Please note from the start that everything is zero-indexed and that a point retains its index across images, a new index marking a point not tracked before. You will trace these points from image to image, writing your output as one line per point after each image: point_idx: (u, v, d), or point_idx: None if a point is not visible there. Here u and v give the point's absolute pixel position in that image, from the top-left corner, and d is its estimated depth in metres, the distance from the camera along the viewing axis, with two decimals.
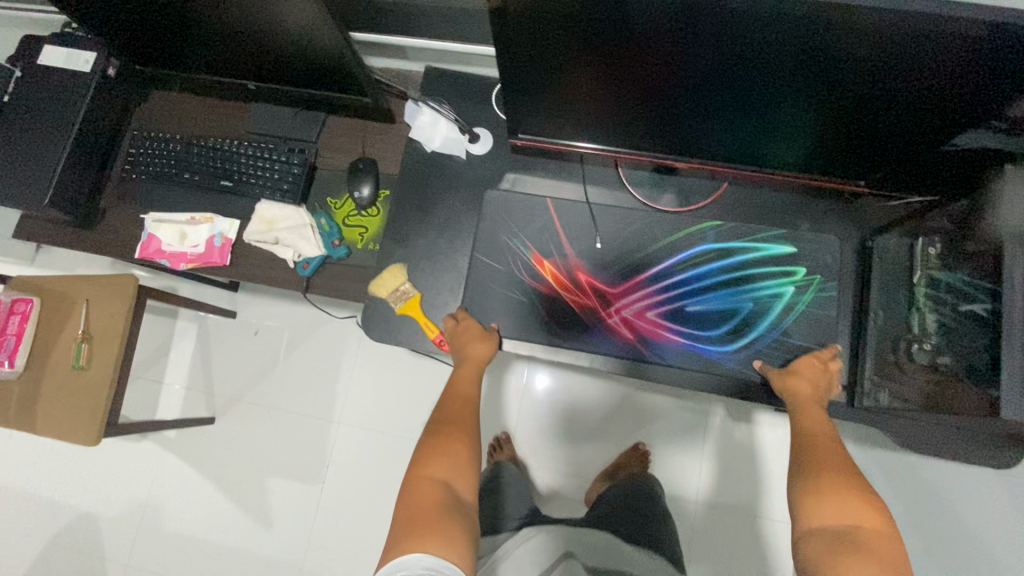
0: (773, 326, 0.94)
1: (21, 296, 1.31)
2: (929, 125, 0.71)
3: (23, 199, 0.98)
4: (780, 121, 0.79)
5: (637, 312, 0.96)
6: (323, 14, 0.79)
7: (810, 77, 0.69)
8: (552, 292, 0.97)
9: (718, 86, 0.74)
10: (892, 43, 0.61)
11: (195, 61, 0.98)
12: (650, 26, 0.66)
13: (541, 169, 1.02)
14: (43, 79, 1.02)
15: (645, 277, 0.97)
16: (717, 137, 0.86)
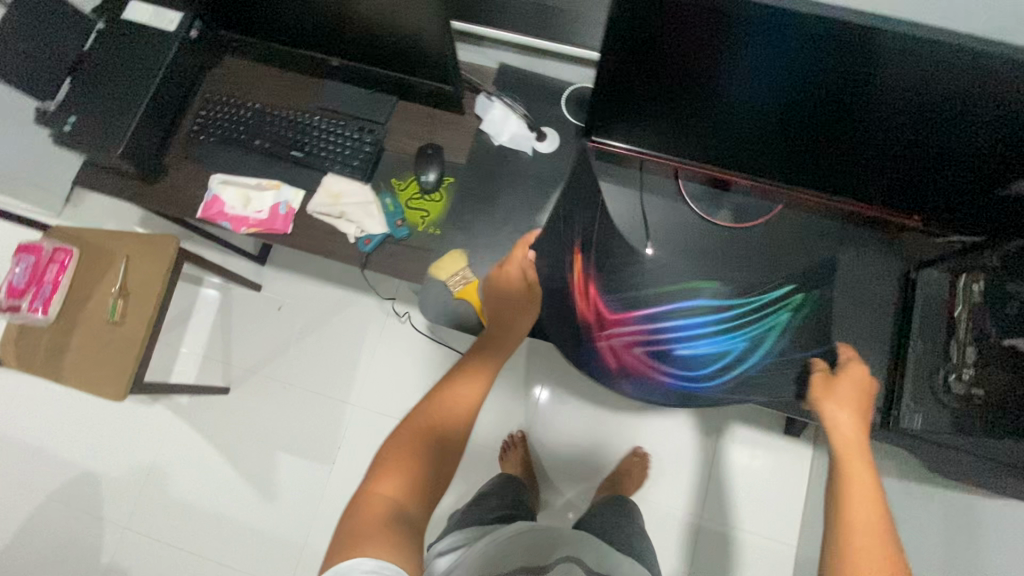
0: (762, 356, 0.95)
1: (62, 246, 1.31)
2: (968, 164, 0.77)
3: (95, 147, 1.00)
4: (825, 146, 0.84)
5: (625, 346, 0.97)
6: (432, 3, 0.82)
7: (856, 105, 0.75)
8: (574, 293, 0.96)
9: (770, 105, 0.80)
10: (937, 78, 0.67)
11: (285, 33, 1.02)
12: (721, 51, 0.72)
13: (603, 173, 1.06)
14: (127, 33, 1.04)
15: (638, 314, 1.00)
16: (765, 156, 0.91)
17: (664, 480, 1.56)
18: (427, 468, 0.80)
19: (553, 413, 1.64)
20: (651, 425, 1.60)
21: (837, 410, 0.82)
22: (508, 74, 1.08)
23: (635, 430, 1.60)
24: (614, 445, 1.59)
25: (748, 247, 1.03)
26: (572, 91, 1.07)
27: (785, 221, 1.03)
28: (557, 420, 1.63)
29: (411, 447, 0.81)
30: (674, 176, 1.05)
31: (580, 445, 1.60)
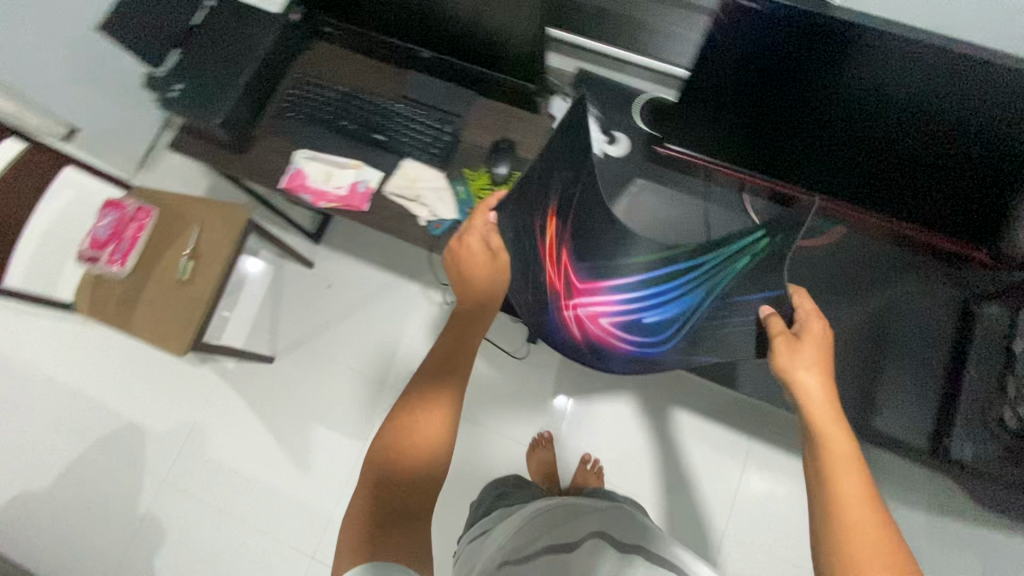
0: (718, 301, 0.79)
1: (143, 207, 1.40)
2: (974, 174, 0.81)
3: (196, 114, 1.06)
4: (884, 169, 0.87)
5: (590, 316, 0.78)
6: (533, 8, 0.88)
7: (918, 133, 0.78)
8: (541, 260, 0.78)
9: (832, 127, 0.84)
10: (1001, 111, 0.70)
11: (380, 23, 1.08)
12: (792, 71, 0.77)
13: (669, 180, 1.09)
14: (235, 12, 1.11)
15: (606, 281, 0.79)
16: (824, 176, 0.95)
17: (691, 492, 1.57)
18: (420, 465, 0.78)
19: (584, 414, 1.66)
20: (681, 436, 1.61)
21: (796, 346, 0.75)
22: (586, 80, 1.13)
23: (665, 439, 1.61)
24: (642, 452, 1.61)
25: (812, 268, 1.04)
26: (645, 99, 1.11)
27: (851, 243, 1.04)
28: (588, 422, 1.65)
29: (399, 445, 0.79)
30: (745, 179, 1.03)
31: (609, 448, 1.62)
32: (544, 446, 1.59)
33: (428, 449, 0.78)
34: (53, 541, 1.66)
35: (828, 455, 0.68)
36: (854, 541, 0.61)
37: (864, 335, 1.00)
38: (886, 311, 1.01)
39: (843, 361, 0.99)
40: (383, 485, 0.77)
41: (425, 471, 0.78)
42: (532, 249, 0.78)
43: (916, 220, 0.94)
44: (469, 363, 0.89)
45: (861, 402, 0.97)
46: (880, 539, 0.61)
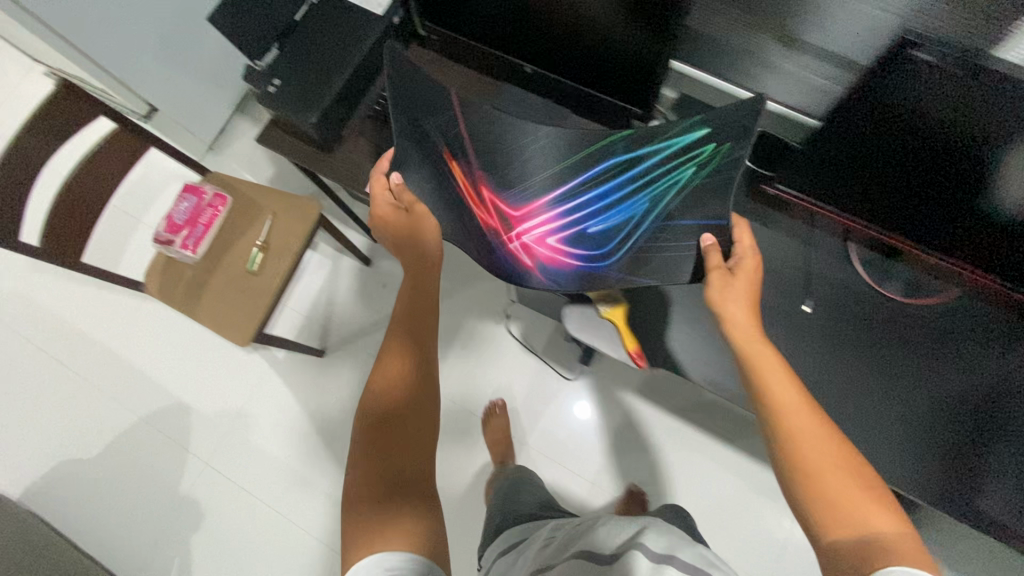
0: (657, 215, 0.86)
1: (219, 194, 1.40)
2: None
3: (293, 111, 1.05)
4: (973, 214, 0.80)
5: (538, 239, 0.91)
6: (661, 45, 0.85)
7: (993, 176, 0.72)
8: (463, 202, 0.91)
9: (904, 165, 0.80)
10: None
11: (492, 36, 1.05)
12: (855, 107, 0.76)
13: (766, 221, 1.05)
14: (339, 10, 1.10)
15: (546, 201, 0.92)
16: (917, 218, 0.88)
17: (737, 538, 1.51)
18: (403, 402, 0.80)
19: (631, 441, 1.62)
20: (729, 478, 1.56)
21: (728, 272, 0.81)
22: None
23: (711, 479, 1.56)
24: (688, 489, 1.56)
25: (917, 330, 0.98)
26: None
27: (959, 309, 0.98)
28: (635, 450, 1.61)
29: (380, 399, 0.81)
30: (766, 189, 1.02)
31: (653, 480, 1.58)
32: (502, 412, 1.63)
33: (413, 401, 0.81)
34: (94, 511, 1.68)
35: (763, 377, 0.73)
36: (802, 445, 0.66)
37: (968, 405, 0.93)
38: (997, 383, 0.93)
39: (946, 433, 0.92)
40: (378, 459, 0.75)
41: (419, 422, 0.80)
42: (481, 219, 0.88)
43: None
44: (429, 307, 0.95)
45: (964, 480, 0.89)
46: (825, 442, 0.66)
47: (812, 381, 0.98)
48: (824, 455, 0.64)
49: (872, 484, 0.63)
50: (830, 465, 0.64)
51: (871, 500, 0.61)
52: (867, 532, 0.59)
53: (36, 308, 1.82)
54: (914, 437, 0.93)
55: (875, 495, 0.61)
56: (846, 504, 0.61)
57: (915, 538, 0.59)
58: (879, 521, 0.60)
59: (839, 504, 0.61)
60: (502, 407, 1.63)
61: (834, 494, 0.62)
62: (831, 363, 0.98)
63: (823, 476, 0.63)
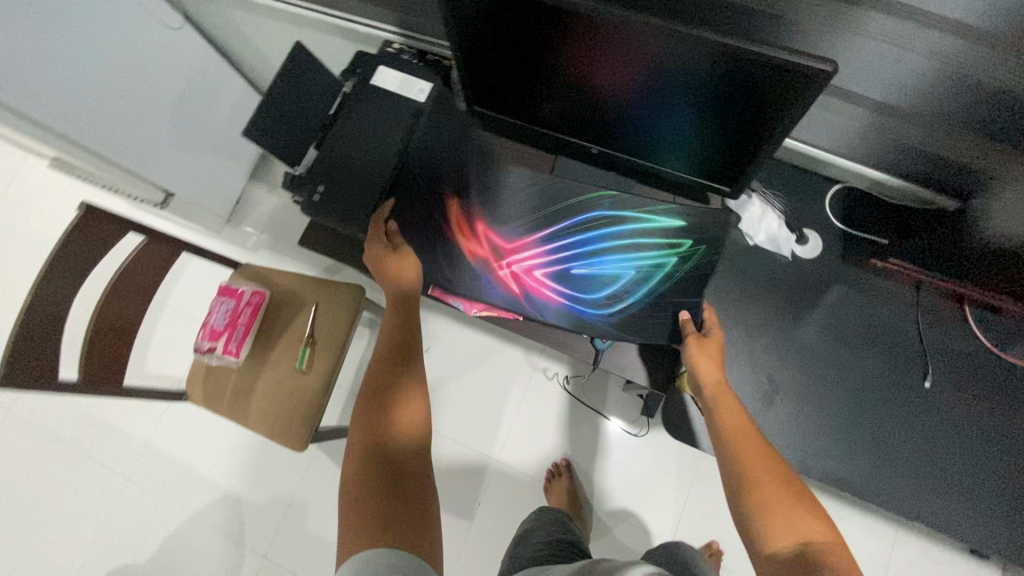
0: (647, 290, 0.95)
1: (254, 288, 1.32)
2: None
3: (343, 219, 0.98)
4: None
5: (525, 273, 0.97)
6: (769, 132, 0.77)
7: None
8: (457, 241, 0.98)
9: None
10: None
11: (548, 120, 0.98)
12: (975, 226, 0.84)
13: (872, 289, 0.96)
14: (377, 101, 1.02)
15: (536, 239, 0.99)
16: None
17: None
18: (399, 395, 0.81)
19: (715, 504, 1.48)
20: None
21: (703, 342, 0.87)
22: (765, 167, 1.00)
23: None
24: None
25: None
26: (836, 190, 0.99)
27: None
28: (719, 512, 1.48)
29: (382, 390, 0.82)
30: (880, 267, 0.96)
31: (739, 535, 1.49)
32: (565, 472, 1.51)
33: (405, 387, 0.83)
34: None
35: (721, 417, 0.77)
36: (743, 461, 0.68)
37: None
38: None
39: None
40: (365, 436, 0.76)
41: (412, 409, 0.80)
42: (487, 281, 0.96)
43: None
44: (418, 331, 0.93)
45: None
46: (766, 462, 0.68)
47: (935, 462, 0.91)
48: (762, 472, 0.67)
49: (803, 498, 0.64)
50: (762, 481, 0.66)
51: (800, 510, 0.62)
52: (805, 544, 0.60)
53: (72, 407, 1.74)
54: None
55: (807, 507, 0.62)
56: (777, 513, 0.62)
57: (844, 547, 0.59)
58: (810, 531, 0.61)
59: (771, 512, 0.62)
60: (568, 468, 1.52)
61: (769, 507, 0.63)
62: (957, 440, 0.91)
63: (756, 489, 0.65)
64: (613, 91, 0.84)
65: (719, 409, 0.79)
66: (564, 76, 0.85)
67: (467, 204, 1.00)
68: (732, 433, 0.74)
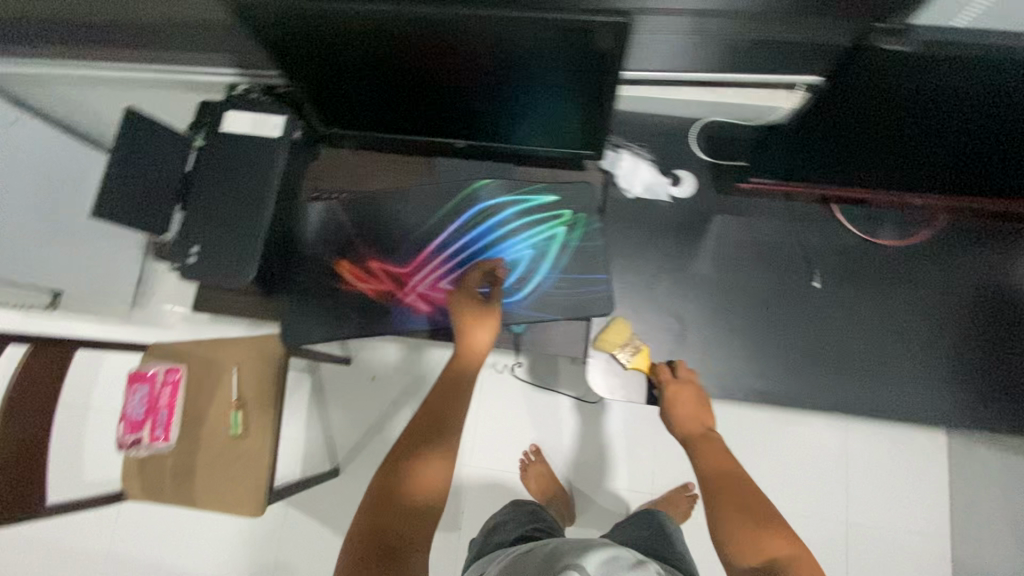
0: (553, 267, 0.98)
1: (170, 367, 1.27)
2: (962, 104, 0.70)
3: (220, 277, 0.92)
4: (926, 145, 0.80)
5: (431, 286, 0.98)
6: (593, 87, 0.80)
7: (877, 124, 0.78)
8: (358, 291, 0.98)
9: (853, 150, 0.85)
10: (890, 81, 0.68)
11: (408, 125, 0.98)
12: (790, 143, 0.89)
13: (750, 211, 1.01)
14: (230, 146, 0.97)
15: (429, 251, 0.98)
16: (923, 166, 0.85)
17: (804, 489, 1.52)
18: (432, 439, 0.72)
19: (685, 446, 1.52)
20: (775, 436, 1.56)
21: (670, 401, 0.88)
22: (629, 120, 1.03)
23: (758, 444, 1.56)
24: None
25: (915, 264, 0.99)
26: (698, 125, 1.02)
27: (950, 240, 0.99)
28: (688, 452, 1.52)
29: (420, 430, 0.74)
30: (743, 188, 1.00)
31: None
32: (537, 458, 1.52)
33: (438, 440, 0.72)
34: None
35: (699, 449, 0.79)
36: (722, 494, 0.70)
37: (982, 330, 0.96)
38: (1000, 284, 0.97)
39: (970, 365, 0.96)
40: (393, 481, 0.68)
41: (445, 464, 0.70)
42: (398, 311, 0.97)
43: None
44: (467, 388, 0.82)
45: (990, 390, 0.95)
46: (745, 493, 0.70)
47: (843, 353, 0.97)
48: (739, 507, 0.67)
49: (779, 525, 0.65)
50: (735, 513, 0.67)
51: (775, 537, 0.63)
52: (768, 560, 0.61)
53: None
54: (946, 368, 0.96)
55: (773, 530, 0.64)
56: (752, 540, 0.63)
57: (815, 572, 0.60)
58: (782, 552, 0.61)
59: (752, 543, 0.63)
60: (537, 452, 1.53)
61: (737, 529, 0.65)
62: (855, 327, 0.98)
63: (732, 518, 0.66)
64: (449, 84, 0.85)
65: (700, 444, 0.80)
66: (401, 80, 0.85)
67: (352, 250, 1.00)
68: (713, 467, 0.75)
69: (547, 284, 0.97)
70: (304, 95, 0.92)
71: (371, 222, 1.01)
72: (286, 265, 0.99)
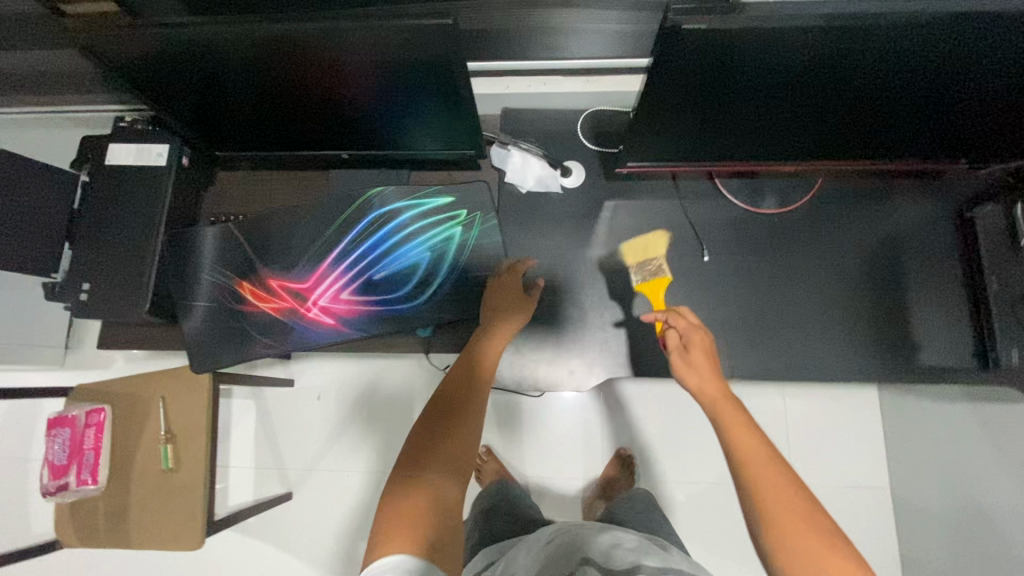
0: (452, 267, 1.00)
1: (93, 408, 1.24)
2: (798, 72, 0.67)
3: (117, 309, 0.93)
4: (781, 112, 0.78)
5: (332, 298, 0.99)
6: (443, 85, 0.78)
7: (727, 97, 0.74)
8: (259, 310, 0.99)
9: (714, 121, 0.82)
10: (714, 57, 0.64)
11: (284, 137, 0.97)
12: (653, 125, 0.84)
13: (639, 195, 1.04)
14: (115, 179, 0.96)
15: (328, 264, 1.00)
16: (785, 133, 0.85)
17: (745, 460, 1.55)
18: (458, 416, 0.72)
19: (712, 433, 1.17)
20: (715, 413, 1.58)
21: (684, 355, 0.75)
22: (515, 118, 1.05)
23: None
24: None
25: (802, 230, 1.01)
26: (580, 117, 1.05)
27: (832, 202, 1.02)
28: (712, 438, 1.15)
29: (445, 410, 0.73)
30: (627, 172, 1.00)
31: None
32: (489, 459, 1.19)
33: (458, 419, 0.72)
34: None
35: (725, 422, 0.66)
36: (758, 496, 0.59)
37: (875, 286, 0.99)
38: (889, 242, 1.00)
39: (863, 321, 0.99)
40: (433, 459, 0.65)
41: (468, 450, 0.69)
42: (302, 326, 0.99)
43: (897, 95, 0.71)
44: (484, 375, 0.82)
45: (881, 343, 0.98)
46: (782, 489, 0.59)
47: (743, 322, 1.00)
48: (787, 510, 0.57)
49: (827, 530, 0.56)
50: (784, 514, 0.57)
51: (825, 548, 0.54)
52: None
53: None
54: (842, 327, 0.99)
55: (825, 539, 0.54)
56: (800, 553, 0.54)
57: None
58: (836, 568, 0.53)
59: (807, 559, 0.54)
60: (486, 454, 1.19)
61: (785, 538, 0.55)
62: (750, 297, 1.00)
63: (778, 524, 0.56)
64: (304, 93, 0.83)
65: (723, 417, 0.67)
66: (256, 94, 0.84)
67: (252, 272, 1.00)
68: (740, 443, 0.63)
69: (447, 285, 0.99)
70: (165, 115, 0.90)
71: (267, 244, 1.02)
72: (184, 291, 0.99)
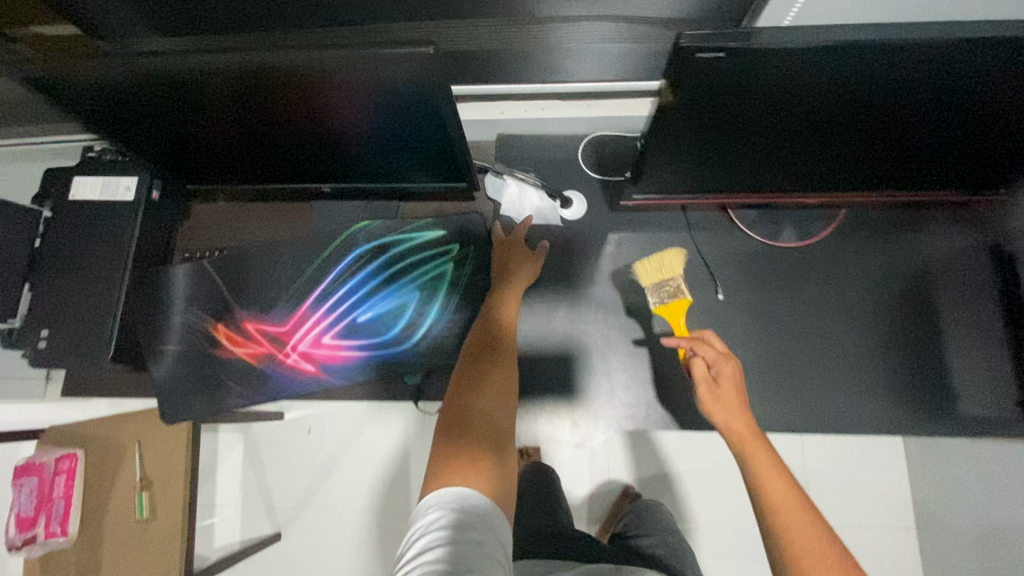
0: (443, 307, 0.93)
1: (64, 453, 1.17)
2: (828, 99, 0.59)
3: (78, 357, 0.85)
4: (804, 141, 0.70)
5: (313, 342, 0.93)
6: (428, 117, 0.71)
7: (745, 127, 0.66)
8: (235, 356, 0.93)
9: (729, 151, 0.74)
10: (732, 84, 0.56)
11: (262, 170, 0.90)
12: (660, 156, 0.76)
13: (646, 227, 0.97)
14: (79, 216, 0.89)
15: (308, 305, 0.94)
16: (809, 163, 0.77)
17: None
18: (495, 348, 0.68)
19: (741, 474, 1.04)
20: None
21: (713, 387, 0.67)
22: (512, 146, 0.99)
23: None
24: None
25: (824, 265, 0.93)
26: (581, 145, 0.98)
27: (856, 235, 0.93)
28: (733, 486, 1.04)
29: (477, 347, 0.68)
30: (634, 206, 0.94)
31: None
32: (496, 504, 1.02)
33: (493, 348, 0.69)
34: None
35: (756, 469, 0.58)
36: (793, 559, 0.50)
37: (906, 325, 0.91)
38: (919, 276, 0.92)
39: (895, 364, 0.90)
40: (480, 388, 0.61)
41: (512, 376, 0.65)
42: (281, 373, 0.92)
43: (938, 122, 0.63)
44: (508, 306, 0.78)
45: (916, 389, 0.89)
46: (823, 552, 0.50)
47: (762, 364, 0.92)
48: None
49: None
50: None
51: None
52: None
53: None
54: (871, 371, 0.90)
55: None
56: None
57: None
58: None
59: None
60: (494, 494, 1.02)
61: None
62: (769, 336, 0.92)
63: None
64: (277, 125, 0.76)
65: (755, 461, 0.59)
66: (225, 126, 0.76)
67: (229, 314, 0.94)
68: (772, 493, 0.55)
69: (438, 326, 0.92)
70: (130, 148, 0.83)
71: (247, 283, 0.96)
72: (153, 334, 0.92)
